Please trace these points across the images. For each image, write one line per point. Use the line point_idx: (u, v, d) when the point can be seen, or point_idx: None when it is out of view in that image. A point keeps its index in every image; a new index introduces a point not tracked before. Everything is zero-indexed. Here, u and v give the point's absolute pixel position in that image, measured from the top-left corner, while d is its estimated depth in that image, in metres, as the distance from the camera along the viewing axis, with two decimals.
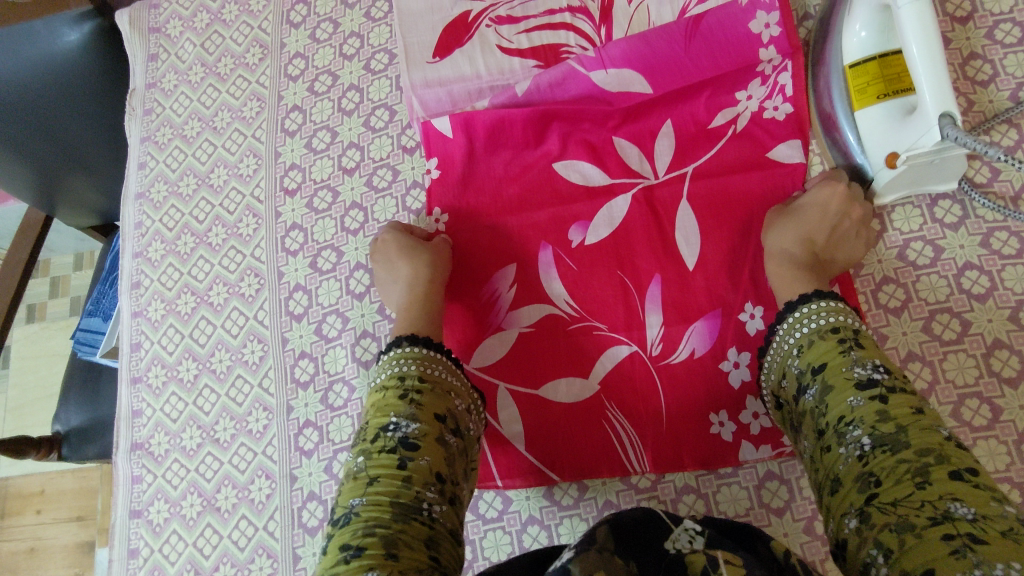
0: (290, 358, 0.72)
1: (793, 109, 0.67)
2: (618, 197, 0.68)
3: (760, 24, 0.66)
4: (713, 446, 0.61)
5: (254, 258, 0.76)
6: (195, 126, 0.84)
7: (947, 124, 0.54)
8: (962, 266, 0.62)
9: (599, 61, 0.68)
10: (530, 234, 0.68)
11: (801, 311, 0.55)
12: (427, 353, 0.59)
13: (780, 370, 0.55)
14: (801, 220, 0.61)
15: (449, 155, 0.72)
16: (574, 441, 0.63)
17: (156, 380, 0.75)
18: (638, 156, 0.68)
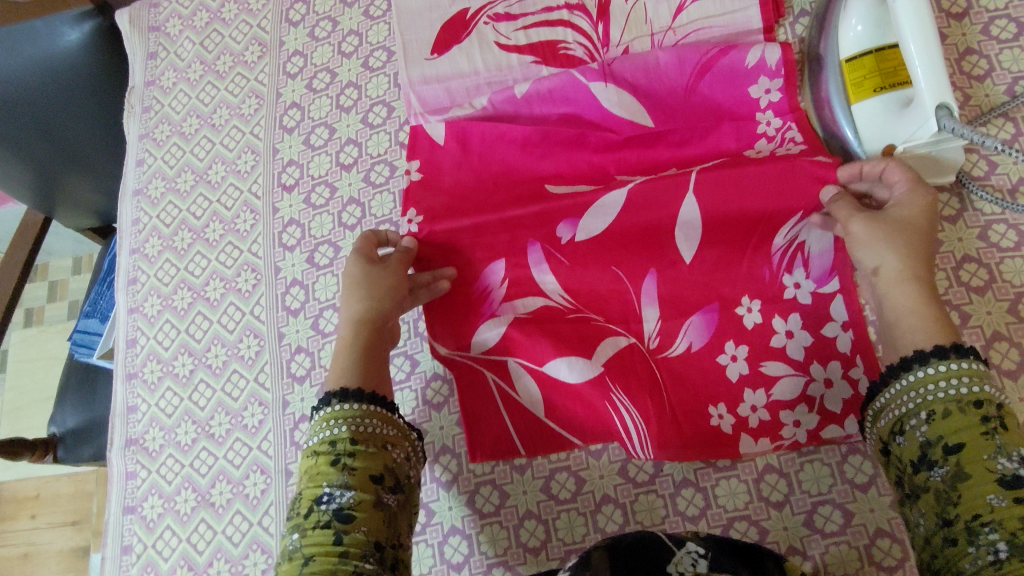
0: (286, 353, 0.71)
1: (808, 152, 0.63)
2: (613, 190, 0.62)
3: (760, 89, 0.65)
4: (714, 441, 0.60)
5: (251, 253, 0.76)
6: (194, 123, 0.84)
7: (945, 115, 0.55)
8: (960, 259, 0.62)
9: (602, 75, 0.68)
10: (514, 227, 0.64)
11: (927, 372, 0.48)
12: (360, 409, 0.54)
13: (899, 425, 0.49)
14: (912, 243, 0.53)
15: (435, 164, 0.70)
16: (572, 426, 0.63)
17: (152, 376, 0.75)
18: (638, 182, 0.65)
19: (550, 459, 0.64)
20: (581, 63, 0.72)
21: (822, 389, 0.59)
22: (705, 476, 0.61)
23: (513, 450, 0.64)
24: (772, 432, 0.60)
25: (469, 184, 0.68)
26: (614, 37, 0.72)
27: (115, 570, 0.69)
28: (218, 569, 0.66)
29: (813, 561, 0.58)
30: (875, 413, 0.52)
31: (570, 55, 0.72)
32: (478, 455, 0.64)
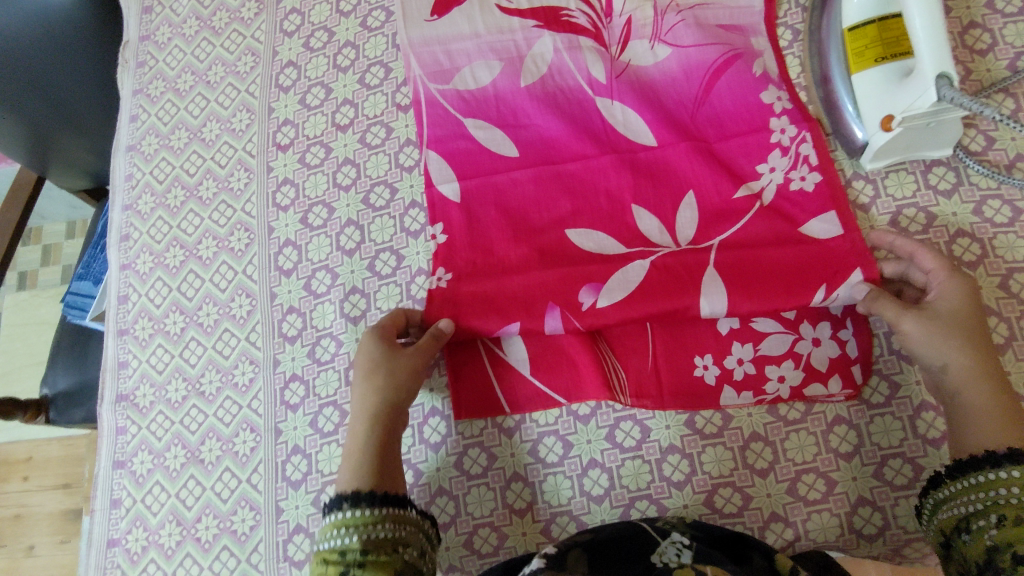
0: (278, 313, 0.71)
1: (822, 177, 0.64)
2: (633, 263, 0.62)
3: (771, 95, 0.67)
4: (700, 397, 0.62)
5: (244, 213, 0.76)
6: (188, 80, 0.83)
7: (945, 84, 0.54)
8: (954, 233, 0.62)
9: (609, 88, 0.69)
10: (539, 295, 0.62)
11: (997, 473, 0.49)
12: (371, 514, 0.53)
13: (961, 520, 0.50)
14: (967, 338, 0.54)
15: (452, 219, 0.67)
16: (558, 372, 0.64)
17: (143, 332, 0.75)
18: (659, 229, 0.64)
19: (538, 423, 0.64)
20: (583, 31, 0.71)
21: (809, 346, 0.61)
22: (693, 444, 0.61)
23: (499, 401, 0.64)
24: (756, 387, 0.61)
25: (490, 225, 0.67)
26: (617, 8, 0.72)
27: (104, 523, 0.69)
28: (206, 524, 0.66)
29: (795, 528, 0.58)
30: (935, 505, 0.52)
31: (573, 23, 0.72)
32: (461, 413, 0.65)
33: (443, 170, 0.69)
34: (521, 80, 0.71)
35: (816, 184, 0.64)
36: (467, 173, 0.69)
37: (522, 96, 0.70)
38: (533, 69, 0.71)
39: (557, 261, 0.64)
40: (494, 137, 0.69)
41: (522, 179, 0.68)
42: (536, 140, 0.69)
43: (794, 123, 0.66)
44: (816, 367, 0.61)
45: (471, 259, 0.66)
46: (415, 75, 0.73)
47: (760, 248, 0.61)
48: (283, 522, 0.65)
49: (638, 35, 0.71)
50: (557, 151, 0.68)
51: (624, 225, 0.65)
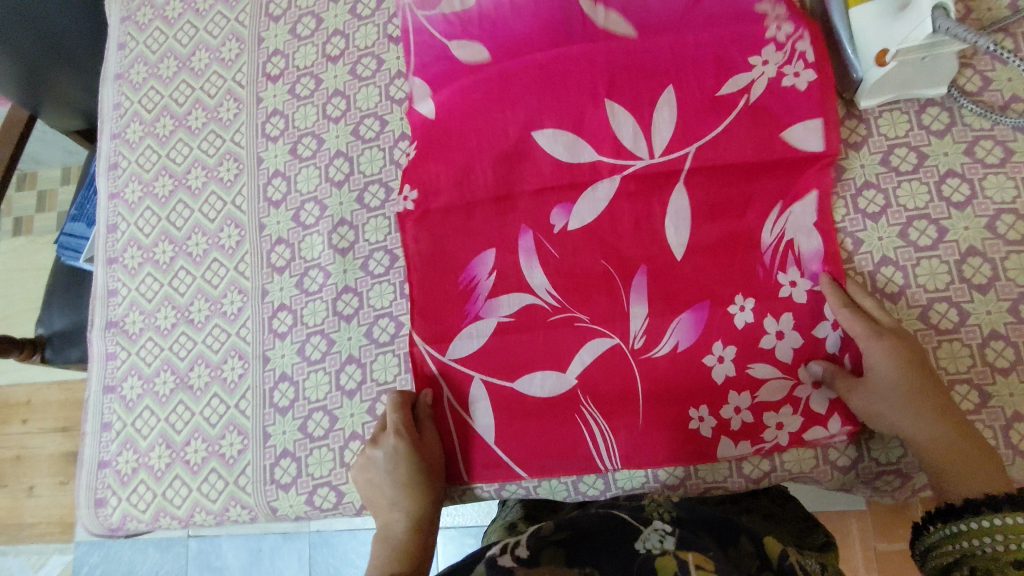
0: (267, 244, 0.71)
1: (815, 76, 0.63)
2: (603, 178, 0.65)
3: (765, 3, 0.65)
4: (676, 323, 0.63)
5: (233, 143, 0.75)
6: (177, 7, 0.81)
7: (940, 15, 0.55)
8: (944, 173, 0.62)
9: None
10: (512, 216, 0.66)
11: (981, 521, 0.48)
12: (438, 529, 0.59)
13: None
14: (919, 406, 0.55)
15: (428, 132, 0.69)
16: (532, 352, 0.64)
17: (132, 261, 0.75)
18: (634, 130, 0.64)
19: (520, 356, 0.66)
20: None
21: (788, 290, 0.61)
22: (662, 407, 0.62)
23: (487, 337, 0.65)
24: (720, 303, 0.62)
25: (460, 134, 0.68)
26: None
27: (95, 445, 0.71)
28: (195, 448, 0.68)
29: (771, 460, 0.62)
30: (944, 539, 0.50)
31: None
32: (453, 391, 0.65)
33: (422, 86, 0.70)
34: None
35: (809, 84, 0.63)
36: (442, 84, 0.70)
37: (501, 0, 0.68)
38: None
39: (530, 169, 0.66)
40: (473, 49, 0.69)
41: (498, 83, 0.68)
42: (514, 47, 0.69)
43: (791, 21, 0.64)
44: (780, 297, 0.61)
45: (441, 172, 0.67)
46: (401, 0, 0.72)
47: (730, 154, 0.63)
48: (270, 447, 0.66)
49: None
50: (536, 54, 0.68)
51: (600, 129, 0.65)
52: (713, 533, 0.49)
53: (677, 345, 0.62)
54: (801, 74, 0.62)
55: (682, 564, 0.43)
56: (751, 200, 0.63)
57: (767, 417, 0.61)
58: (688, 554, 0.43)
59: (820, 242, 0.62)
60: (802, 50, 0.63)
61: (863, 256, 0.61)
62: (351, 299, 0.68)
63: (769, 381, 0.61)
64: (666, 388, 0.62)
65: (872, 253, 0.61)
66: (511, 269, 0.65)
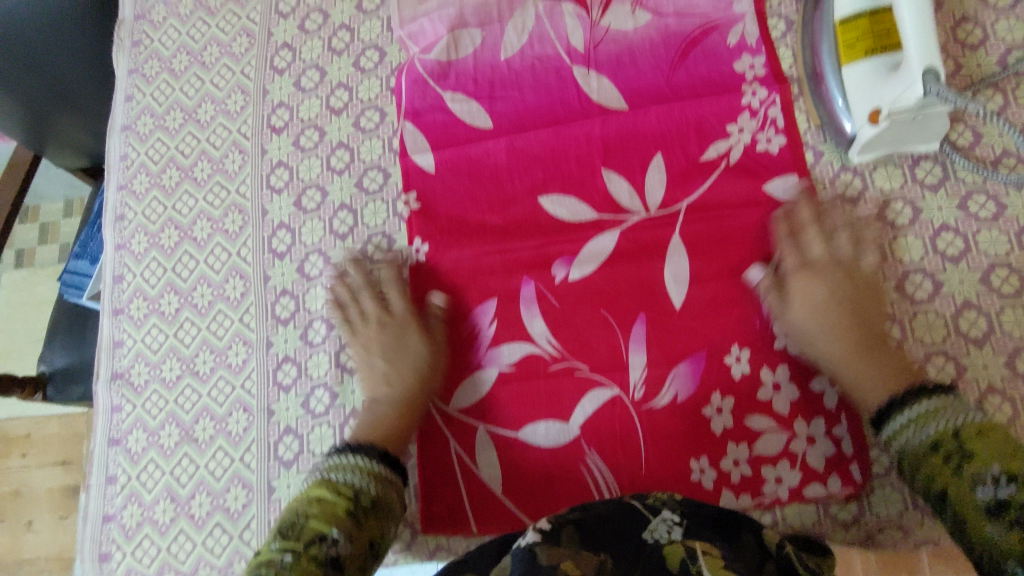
0: (271, 295, 0.72)
1: (786, 141, 0.67)
2: (603, 234, 0.68)
3: (744, 64, 0.70)
4: (674, 373, 0.64)
5: (239, 195, 0.77)
6: (183, 60, 0.83)
7: (931, 78, 0.55)
8: (938, 227, 0.63)
9: (586, 58, 0.72)
10: (513, 270, 0.69)
11: (910, 410, 0.53)
12: (384, 472, 0.59)
13: (969, 482, 0.47)
14: (846, 314, 0.60)
15: (428, 189, 0.72)
16: (534, 399, 0.66)
17: (138, 312, 0.76)
18: (629, 192, 0.69)
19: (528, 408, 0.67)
20: None
21: (783, 342, 0.63)
22: (664, 459, 0.63)
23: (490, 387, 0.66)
24: (718, 354, 0.63)
25: (462, 194, 0.72)
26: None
27: (99, 499, 0.71)
28: (200, 502, 0.68)
29: (773, 514, 0.61)
30: (893, 432, 0.54)
31: None
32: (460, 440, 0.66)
33: (418, 140, 0.73)
34: (501, 50, 0.74)
35: (781, 147, 0.67)
36: (442, 144, 0.73)
37: (501, 69, 0.74)
38: (515, 40, 0.74)
39: (530, 227, 0.70)
40: (471, 110, 0.73)
41: (497, 149, 0.72)
42: (511, 111, 0.73)
43: (764, 87, 0.69)
44: (775, 349, 0.63)
45: (445, 231, 0.71)
46: (410, 52, 0.75)
47: (719, 213, 0.66)
48: (275, 501, 0.66)
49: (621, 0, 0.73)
50: (530, 118, 0.72)
51: (596, 189, 0.69)
52: (717, 531, 0.47)
53: (676, 395, 0.63)
54: (773, 140, 0.67)
55: (690, 552, 0.45)
56: (747, 255, 0.65)
57: (764, 471, 0.61)
58: (695, 543, 0.45)
59: None
60: (773, 117, 0.68)
61: None
62: None
63: (766, 433, 0.62)
64: (666, 439, 0.63)
65: None
66: (511, 318, 0.67)
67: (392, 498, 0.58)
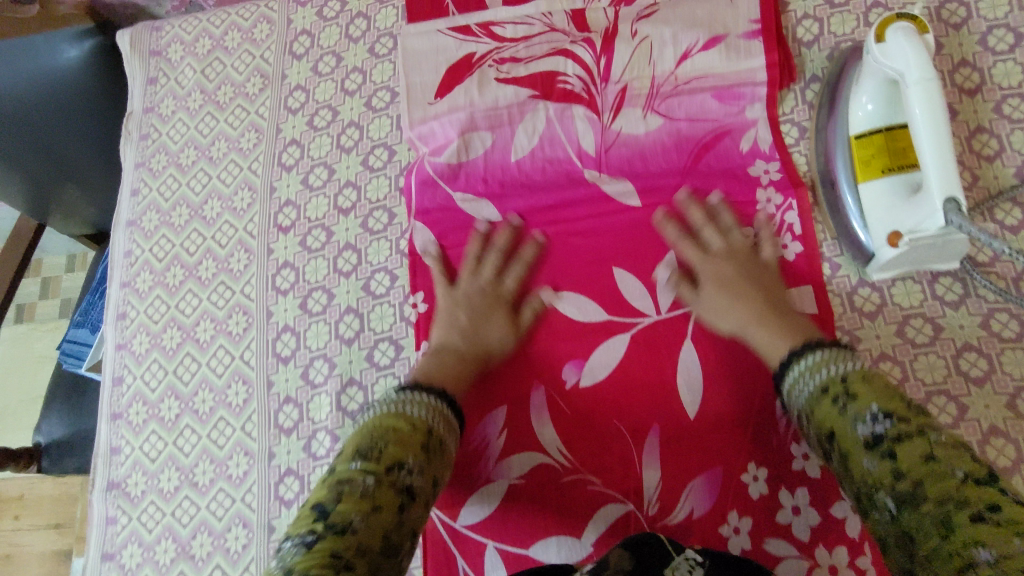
0: (274, 403, 0.70)
1: (803, 249, 0.66)
2: (614, 337, 0.66)
3: (758, 168, 0.68)
4: (689, 490, 0.62)
5: (243, 295, 0.74)
6: (190, 155, 0.80)
7: (953, 210, 0.53)
8: (960, 347, 0.61)
9: (597, 158, 0.72)
10: (523, 376, 0.67)
11: (794, 371, 0.56)
12: (440, 404, 0.59)
13: (851, 421, 0.49)
14: (738, 294, 0.63)
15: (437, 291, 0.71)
16: (544, 514, 0.63)
17: (136, 417, 0.73)
18: (641, 293, 0.67)
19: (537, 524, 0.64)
20: (579, 100, 0.72)
21: (801, 462, 0.61)
22: None
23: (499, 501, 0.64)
24: (734, 471, 0.61)
25: None
26: (615, 72, 0.71)
27: None
28: None
29: None
30: (789, 386, 0.56)
31: (569, 90, 0.72)
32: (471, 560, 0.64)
33: (427, 241, 0.72)
34: (512, 150, 0.73)
35: (797, 254, 0.66)
36: (452, 246, 0.72)
37: (511, 169, 0.73)
38: (526, 137, 0.73)
39: (540, 331, 0.68)
40: (482, 211, 0.72)
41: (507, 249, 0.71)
42: (521, 210, 0.72)
43: (780, 192, 0.67)
44: (793, 469, 0.61)
45: None
46: (420, 152, 0.74)
47: None
48: None
49: (631, 103, 0.71)
50: (540, 218, 0.72)
51: (607, 290, 0.68)
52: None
53: (692, 512, 0.61)
54: (789, 248, 0.66)
55: None
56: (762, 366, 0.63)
57: None
58: None
59: None
60: (789, 223, 0.67)
61: None
62: None
63: (785, 559, 0.59)
64: None
65: None
66: (522, 426, 0.66)
67: (451, 449, 0.57)
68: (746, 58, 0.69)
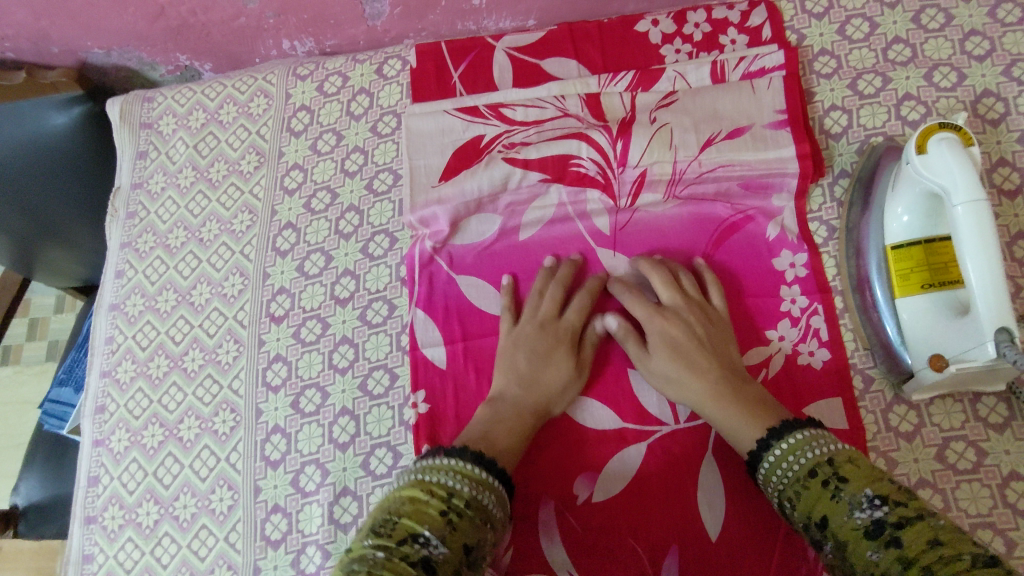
0: (261, 512, 0.64)
1: (830, 356, 0.61)
2: (629, 446, 0.62)
3: (784, 262, 0.65)
4: None
5: (231, 390, 0.69)
6: (179, 236, 0.77)
7: (1006, 342, 0.49)
8: (1007, 475, 0.56)
9: (612, 243, 0.68)
10: (530, 485, 0.62)
11: (777, 448, 0.52)
12: (481, 476, 0.54)
13: (847, 507, 0.46)
14: (690, 362, 0.60)
15: (438, 388, 0.65)
16: None
17: (112, 522, 0.68)
18: (658, 398, 0.63)
19: None
20: (592, 184, 0.68)
21: None
22: None
23: None
24: None
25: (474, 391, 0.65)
26: (632, 157, 0.67)
27: None
28: None
29: None
30: (786, 451, 0.52)
31: (582, 174, 0.68)
32: None
33: (429, 332, 0.67)
34: (523, 231, 0.70)
35: (824, 361, 0.61)
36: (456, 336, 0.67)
37: (520, 253, 0.69)
38: (536, 219, 0.70)
39: (549, 435, 0.63)
40: (488, 295, 0.69)
41: None
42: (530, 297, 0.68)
43: (805, 294, 0.63)
44: None
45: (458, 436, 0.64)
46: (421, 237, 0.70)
47: None
48: None
49: (651, 189, 0.67)
50: None
51: (622, 393, 0.63)
52: None
53: None
54: (816, 353, 0.61)
55: None
56: None
57: None
58: None
59: None
60: (817, 327, 0.62)
61: None
62: None
63: None
64: None
65: None
66: (528, 545, 0.61)
67: (497, 517, 0.53)
68: (775, 148, 0.65)
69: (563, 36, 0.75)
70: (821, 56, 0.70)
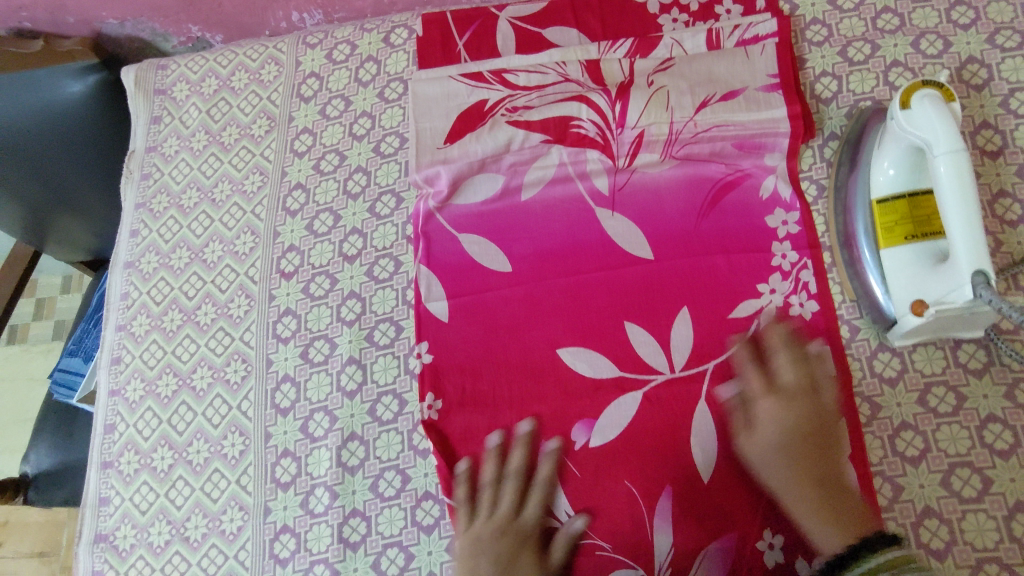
0: (271, 456, 0.67)
1: (819, 307, 0.64)
2: (626, 394, 0.64)
3: (777, 219, 0.67)
4: (702, 556, 0.58)
5: (243, 342, 0.72)
6: (193, 196, 0.80)
7: (982, 284, 0.52)
8: (985, 417, 0.58)
9: (611, 202, 0.70)
10: (528, 432, 0.64)
11: None
12: None
13: None
14: (808, 464, 0.54)
15: (442, 340, 0.68)
16: None
17: (128, 467, 0.70)
18: (654, 349, 0.65)
19: None
20: (593, 144, 0.71)
21: None
22: None
23: None
24: (749, 538, 0.58)
25: (476, 343, 0.67)
26: (630, 119, 0.70)
27: None
28: None
29: None
30: None
31: (582, 135, 0.71)
32: None
33: (433, 287, 0.70)
34: (524, 192, 0.72)
35: (814, 313, 0.64)
36: (459, 292, 0.69)
37: (521, 212, 0.71)
38: (537, 180, 0.72)
39: (548, 384, 0.65)
40: (489, 250, 0.70)
41: (515, 297, 0.69)
42: (530, 253, 0.70)
43: (796, 249, 0.66)
44: None
45: (461, 386, 0.66)
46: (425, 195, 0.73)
47: None
48: None
49: (648, 148, 0.70)
50: (549, 263, 0.69)
51: (618, 343, 0.65)
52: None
53: None
54: (806, 305, 0.64)
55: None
56: None
57: None
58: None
59: (856, 480, 0.58)
60: (806, 280, 0.65)
61: (904, 505, 0.57)
62: (358, 524, 0.63)
63: None
64: None
65: (914, 502, 0.57)
66: None
67: None
68: (768, 108, 0.68)
69: (564, 6, 0.77)
70: (813, 25, 0.73)
